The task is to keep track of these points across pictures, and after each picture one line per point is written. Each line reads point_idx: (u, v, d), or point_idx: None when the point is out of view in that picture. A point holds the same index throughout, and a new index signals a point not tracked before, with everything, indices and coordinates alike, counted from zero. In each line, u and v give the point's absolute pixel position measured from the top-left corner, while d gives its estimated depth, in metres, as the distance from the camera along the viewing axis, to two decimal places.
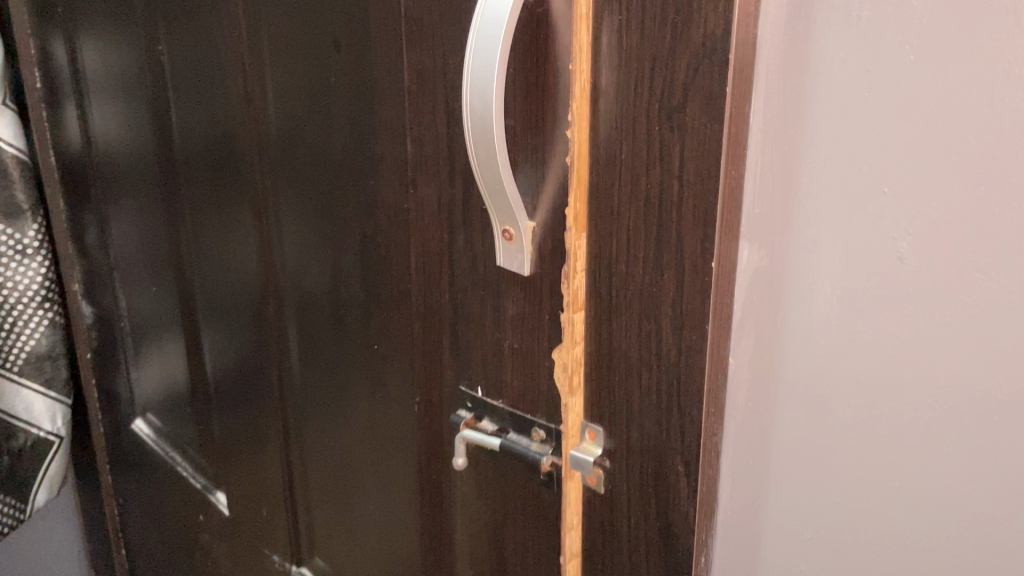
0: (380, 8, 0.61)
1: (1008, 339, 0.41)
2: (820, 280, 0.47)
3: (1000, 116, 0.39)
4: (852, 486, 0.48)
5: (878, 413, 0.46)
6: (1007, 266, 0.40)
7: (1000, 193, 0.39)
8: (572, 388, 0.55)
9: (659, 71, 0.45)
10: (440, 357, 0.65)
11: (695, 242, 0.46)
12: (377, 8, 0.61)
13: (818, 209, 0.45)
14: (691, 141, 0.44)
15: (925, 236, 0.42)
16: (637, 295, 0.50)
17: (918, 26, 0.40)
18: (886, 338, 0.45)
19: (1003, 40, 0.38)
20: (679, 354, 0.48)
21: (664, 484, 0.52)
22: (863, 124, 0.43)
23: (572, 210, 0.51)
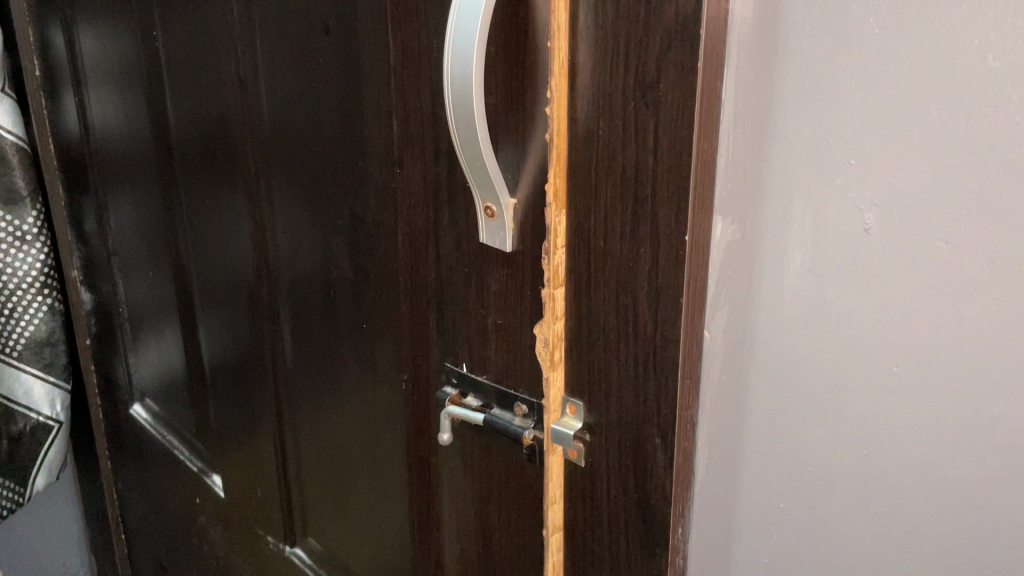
0: None
1: (970, 304, 0.42)
2: (791, 252, 0.48)
3: (963, 87, 0.40)
4: (823, 451, 0.50)
5: (848, 379, 0.48)
6: (969, 234, 0.41)
7: (963, 163, 0.41)
8: (555, 362, 0.56)
9: (633, 47, 0.45)
10: (427, 336, 0.67)
11: (670, 217, 0.46)
12: None
13: (789, 181, 0.47)
14: (665, 117, 0.45)
15: (890, 206, 0.43)
16: (614, 270, 0.51)
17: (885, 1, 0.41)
18: (854, 307, 0.46)
19: (965, 13, 0.39)
20: (655, 327, 0.49)
21: (642, 456, 0.53)
22: (832, 98, 0.44)
23: (552, 186, 0.52)
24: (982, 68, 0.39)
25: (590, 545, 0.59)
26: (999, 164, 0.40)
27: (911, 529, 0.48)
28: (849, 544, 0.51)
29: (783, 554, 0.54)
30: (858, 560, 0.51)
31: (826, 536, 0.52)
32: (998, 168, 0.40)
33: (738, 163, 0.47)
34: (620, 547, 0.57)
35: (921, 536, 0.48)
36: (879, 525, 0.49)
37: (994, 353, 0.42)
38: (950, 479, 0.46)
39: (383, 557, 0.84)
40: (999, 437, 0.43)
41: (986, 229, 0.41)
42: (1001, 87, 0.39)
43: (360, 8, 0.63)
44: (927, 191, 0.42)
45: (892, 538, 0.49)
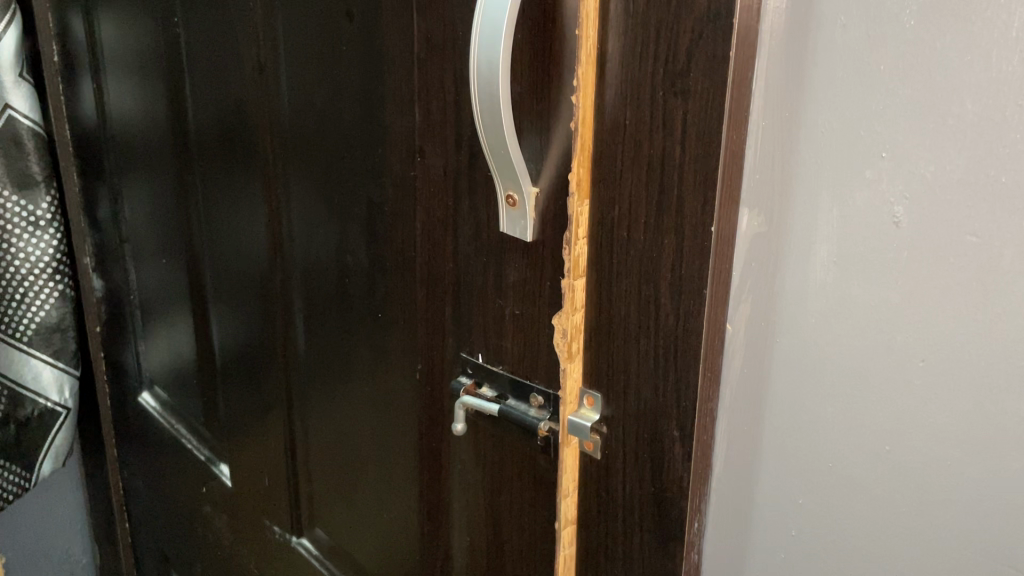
0: None
1: (1000, 300, 0.42)
2: (816, 246, 0.48)
3: (999, 80, 0.40)
4: (843, 448, 0.50)
5: (873, 374, 0.47)
6: (1002, 229, 0.41)
7: (994, 157, 0.40)
8: (571, 354, 0.56)
9: (664, 36, 0.45)
10: (442, 325, 0.66)
11: (696, 207, 0.46)
12: None
13: (818, 174, 0.47)
14: (694, 106, 0.45)
15: (920, 201, 0.43)
16: (637, 260, 0.50)
17: None
18: (880, 301, 0.46)
19: (1003, 3, 0.39)
20: (678, 319, 0.49)
21: (659, 450, 0.53)
22: (863, 91, 0.44)
23: (575, 175, 0.51)
24: (1018, 61, 0.39)
25: (603, 537, 0.58)
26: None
27: (931, 526, 0.48)
28: (867, 541, 0.50)
29: (799, 550, 0.54)
30: (876, 560, 0.50)
31: (844, 532, 0.51)
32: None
33: (765, 154, 0.47)
34: (634, 540, 0.56)
35: (941, 533, 0.47)
36: (899, 524, 0.49)
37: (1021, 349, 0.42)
38: (975, 477, 0.45)
39: (390, 548, 0.84)
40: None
41: (1016, 223, 0.41)
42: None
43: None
44: (957, 183, 0.42)
45: (911, 538, 0.48)
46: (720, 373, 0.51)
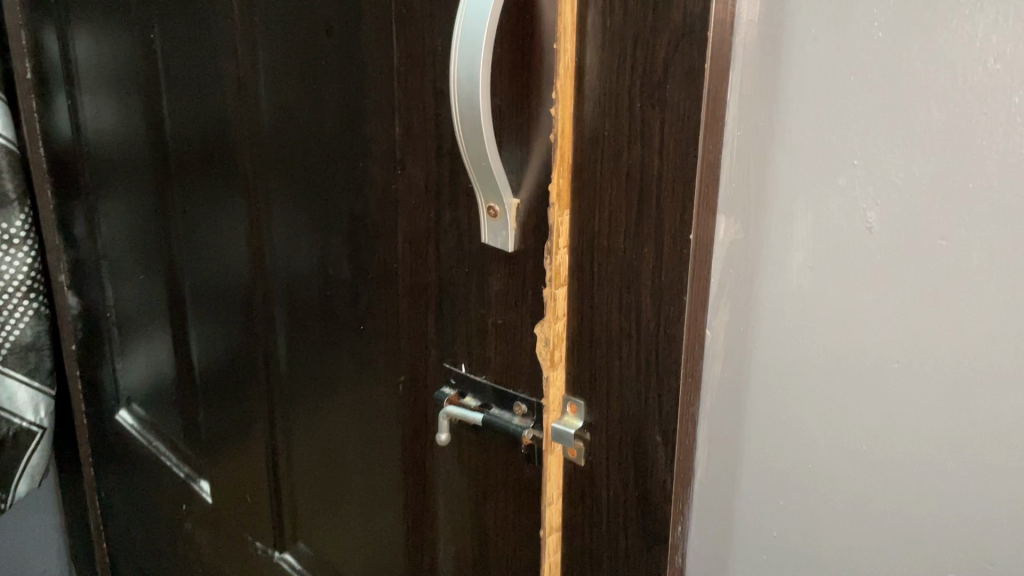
0: None
1: (970, 303, 0.43)
2: (793, 251, 0.49)
3: (964, 89, 0.41)
4: (822, 449, 0.51)
5: (848, 376, 0.48)
6: (971, 233, 0.42)
7: (961, 163, 0.42)
8: (554, 362, 0.57)
9: (641, 50, 0.46)
10: (425, 336, 0.67)
11: (675, 215, 0.47)
12: None
13: (793, 181, 0.48)
14: (671, 117, 0.46)
15: (891, 206, 0.44)
16: (618, 268, 0.51)
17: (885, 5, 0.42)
18: (855, 304, 0.47)
19: (965, 15, 0.40)
20: (658, 325, 0.50)
21: (643, 454, 0.53)
22: (834, 100, 0.45)
23: (555, 186, 0.52)
24: (983, 70, 0.40)
25: (588, 544, 0.59)
26: (1000, 166, 0.41)
27: (908, 524, 0.49)
28: (846, 541, 0.51)
29: (780, 551, 0.55)
30: (855, 559, 0.51)
31: (824, 532, 0.52)
32: (1000, 170, 0.41)
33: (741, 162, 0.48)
34: (618, 545, 0.57)
35: (917, 531, 0.48)
36: (877, 522, 0.50)
37: (991, 349, 0.43)
38: (951, 475, 0.46)
39: (375, 561, 0.84)
40: (994, 432, 0.44)
41: (983, 229, 0.42)
42: (1003, 88, 0.40)
43: (362, 11, 0.63)
44: (926, 191, 0.43)
45: (889, 536, 0.50)
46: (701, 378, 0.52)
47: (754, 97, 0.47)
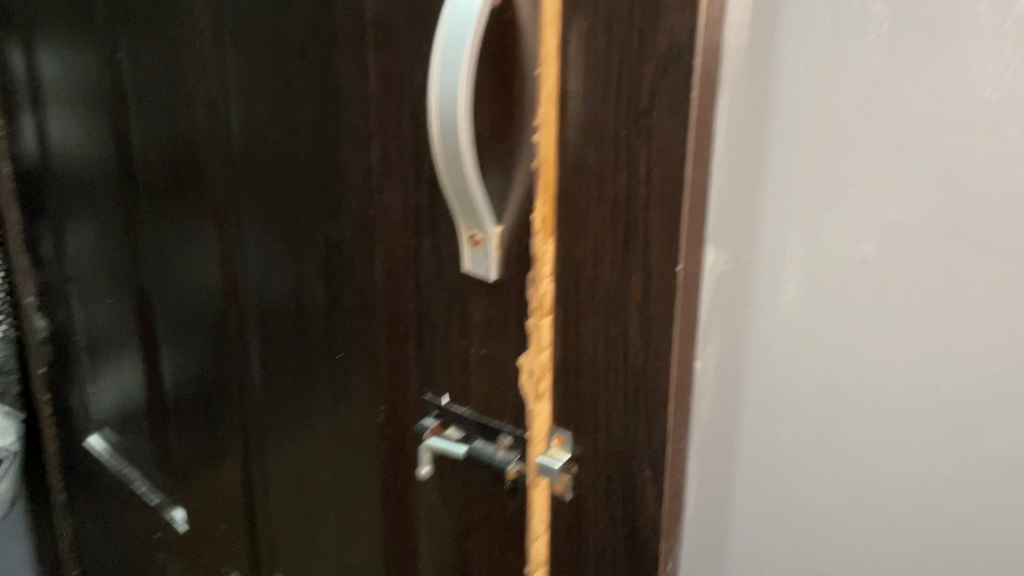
0: (346, 17, 0.60)
1: (968, 334, 0.43)
2: (784, 283, 0.47)
3: (960, 119, 0.40)
4: (817, 484, 0.50)
5: (842, 410, 0.47)
6: (969, 265, 0.42)
7: (959, 194, 0.41)
8: (539, 394, 0.55)
9: (625, 76, 0.45)
10: (405, 366, 0.65)
11: (663, 246, 0.46)
12: (344, 18, 0.60)
13: (783, 212, 0.46)
14: (658, 145, 0.44)
15: (886, 238, 0.43)
16: (605, 299, 0.50)
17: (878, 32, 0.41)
18: (850, 338, 0.46)
19: (960, 44, 0.39)
20: (646, 358, 0.48)
21: (631, 490, 0.52)
22: (825, 130, 0.44)
23: (538, 213, 0.51)
24: (980, 100, 0.40)
25: None
26: (998, 197, 0.40)
27: (907, 557, 0.48)
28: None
29: None
30: None
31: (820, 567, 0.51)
32: (998, 200, 0.40)
33: (730, 192, 0.47)
34: None
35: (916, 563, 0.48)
36: (875, 556, 0.49)
37: (990, 379, 0.43)
38: (954, 505, 0.46)
39: None
40: (991, 462, 0.44)
41: (982, 260, 0.41)
42: (1000, 119, 0.39)
43: (336, 32, 0.62)
44: (921, 221, 0.42)
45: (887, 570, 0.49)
46: (692, 415, 0.50)
47: (742, 126, 0.45)
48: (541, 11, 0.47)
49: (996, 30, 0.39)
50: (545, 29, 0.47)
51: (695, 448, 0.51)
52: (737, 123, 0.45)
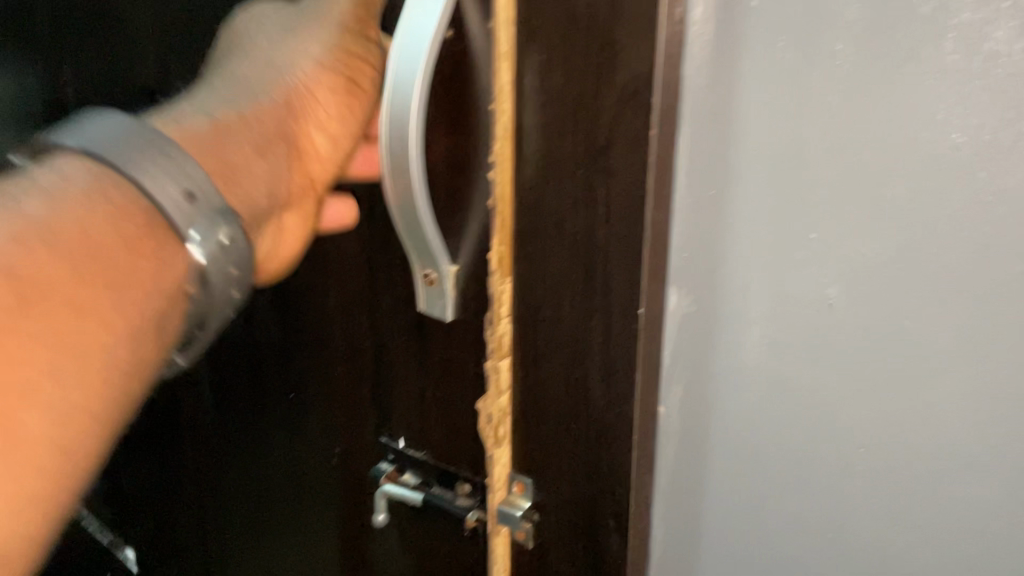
0: None
1: (939, 383, 0.41)
2: (749, 326, 0.46)
3: (933, 162, 0.38)
4: (785, 531, 0.48)
5: (811, 458, 0.46)
6: (937, 314, 0.40)
7: (930, 240, 0.39)
8: (499, 439, 0.53)
9: (582, 113, 0.42)
10: (361, 405, 0.62)
11: (624, 290, 0.44)
12: None
13: (748, 253, 0.45)
14: (617, 186, 0.42)
15: (853, 282, 0.42)
16: (563, 343, 0.47)
17: (849, 67, 0.39)
18: (819, 384, 0.45)
19: (936, 81, 0.37)
20: (608, 405, 0.46)
21: (594, 539, 0.50)
22: (791, 169, 0.42)
23: (495, 253, 0.49)
24: (947, 143, 0.38)
25: None
26: (958, 244, 0.39)
27: None
28: None
29: None
30: None
31: None
32: (959, 248, 0.39)
33: (694, 232, 0.45)
34: None
35: None
36: None
37: (960, 430, 0.41)
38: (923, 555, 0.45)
39: None
40: (960, 511, 0.43)
41: (952, 309, 0.40)
42: (969, 162, 0.37)
43: None
44: (881, 264, 0.41)
45: None
46: (656, 460, 0.48)
47: (704, 164, 0.43)
48: (495, 44, 0.45)
49: (964, 70, 0.36)
50: (499, 63, 0.45)
51: (658, 490, 0.50)
52: (699, 160, 0.43)
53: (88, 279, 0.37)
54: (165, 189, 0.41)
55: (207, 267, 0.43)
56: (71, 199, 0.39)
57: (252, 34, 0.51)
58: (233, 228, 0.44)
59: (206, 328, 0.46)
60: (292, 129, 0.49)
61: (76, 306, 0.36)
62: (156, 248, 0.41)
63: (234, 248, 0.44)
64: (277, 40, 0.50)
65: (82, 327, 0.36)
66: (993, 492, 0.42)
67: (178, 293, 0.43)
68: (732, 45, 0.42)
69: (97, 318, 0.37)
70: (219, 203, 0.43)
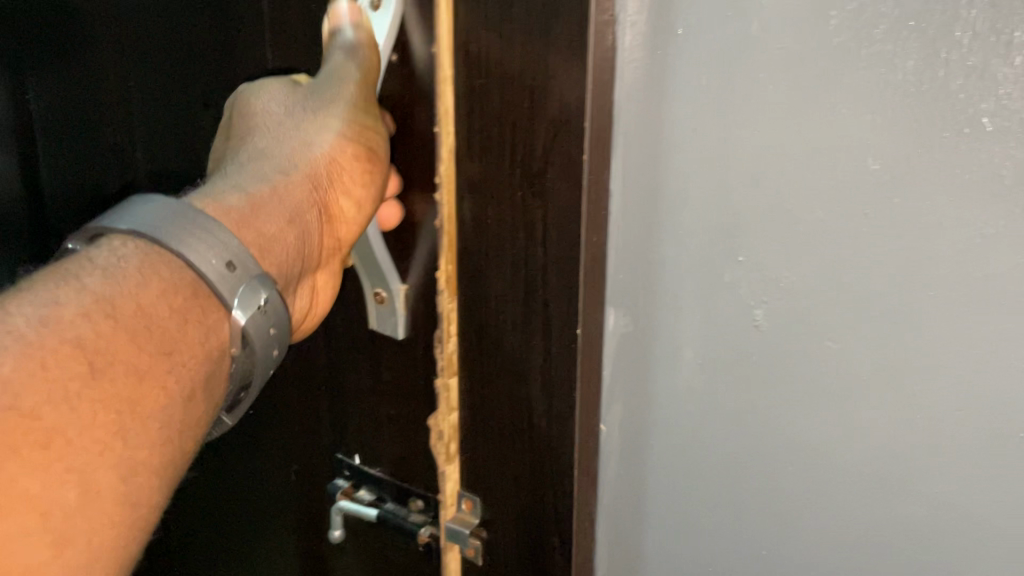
0: (244, 63, 0.57)
1: (865, 405, 0.42)
2: (682, 347, 0.46)
3: (858, 187, 0.39)
4: (719, 551, 0.49)
5: (745, 477, 0.46)
6: (859, 337, 0.41)
7: (856, 263, 0.40)
8: (449, 456, 0.54)
9: (519, 135, 0.43)
10: (318, 423, 0.63)
11: (562, 309, 0.45)
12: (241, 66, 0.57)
13: (679, 276, 0.45)
14: (553, 207, 0.43)
15: (779, 304, 0.42)
16: (507, 360, 0.48)
17: (771, 93, 0.39)
18: (751, 403, 0.45)
19: (857, 106, 0.38)
20: (550, 421, 0.47)
21: (540, 554, 0.51)
22: (720, 193, 0.42)
23: (443, 273, 0.49)
24: (864, 169, 0.38)
25: None
26: (878, 268, 0.39)
27: None
28: None
29: None
30: None
31: None
32: (879, 272, 0.39)
33: (629, 253, 0.46)
34: None
35: None
36: None
37: (888, 452, 0.42)
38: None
39: None
40: (888, 536, 0.43)
41: (876, 333, 0.40)
42: (889, 186, 0.38)
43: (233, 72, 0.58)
44: (806, 287, 0.42)
45: None
46: (595, 472, 0.50)
47: (636, 187, 0.45)
48: (438, 69, 0.45)
49: (879, 97, 0.37)
50: (442, 86, 0.46)
51: (600, 493, 0.52)
52: (630, 184, 0.45)
53: (143, 343, 0.35)
54: (205, 258, 0.39)
55: (252, 330, 0.40)
56: (125, 276, 0.36)
57: (261, 102, 0.49)
58: (275, 290, 0.41)
59: (250, 389, 0.43)
60: (324, 195, 0.47)
61: (138, 375, 0.34)
62: (202, 317, 0.39)
63: (275, 312, 0.41)
64: (298, 111, 0.48)
65: (140, 393, 0.34)
66: (917, 515, 0.42)
67: (222, 358, 0.40)
68: (661, 73, 0.42)
69: (157, 385, 0.35)
70: (260, 270, 0.41)
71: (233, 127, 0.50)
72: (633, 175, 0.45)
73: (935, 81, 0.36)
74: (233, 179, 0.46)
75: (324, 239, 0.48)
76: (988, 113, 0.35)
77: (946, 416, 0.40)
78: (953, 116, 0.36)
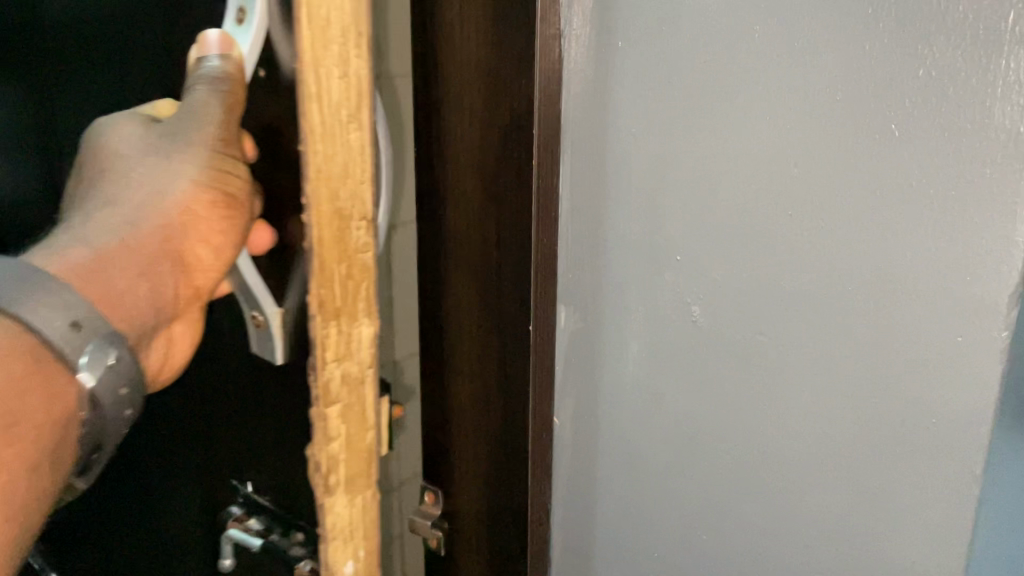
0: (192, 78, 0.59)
1: (787, 371, 0.48)
2: (631, 321, 0.55)
3: (779, 189, 0.46)
4: (675, 497, 0.57)
5: (662, 436, 0.56)
6: (778, 326, 0.48)
7: (766, 257, 0.47)
8: (330, 487, 0.47)
9: (505, 139, 0.52)
10: (270, 413, 0.67)
11: (521, 293, 0.55)
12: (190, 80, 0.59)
13: (626, 261, 0.55)
14: (517, 197, 0.53)
15: (710, 292, 0.51)
16: (495, 313, 0.57)
17: (722, 99, 0.47)
18: (682, 375, 0.54)
19: (769, 104, 0.45)
20: (526, 374, 0.56)
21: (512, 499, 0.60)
22: (667, 189, 0.51)
23: (316, 298, 0.43)
24: (790, 165, 0.45)
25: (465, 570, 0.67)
26: (803, 246, 0.45)
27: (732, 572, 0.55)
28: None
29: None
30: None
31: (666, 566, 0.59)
32: (804, 252, 0.46)
33: (579, 242, 0.57)
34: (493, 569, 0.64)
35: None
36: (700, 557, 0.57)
37: (796, 423, 0.49)
38: (779, 546, 0.52)
39: None
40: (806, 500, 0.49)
41: (768, 312, 0.48)
42: (814, 169, 0.44)
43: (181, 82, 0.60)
44: (731, 250, 0.49)
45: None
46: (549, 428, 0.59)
47: (590, 181, 0.55)
48: (301, 84, 0.39)
49: (809, 91, 0.43)
50: (304, 104, 0.39)
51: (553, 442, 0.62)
52: (590, 175, 0.55)
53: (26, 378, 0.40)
54: (49, 320, 0.41)
55: (99, 390, 0.44)
56: None
57: (111, 136, 0.56)
58: (120, 351, 0.45)
59: (103, 450, 0.47)
60: (176, 244, 0.52)
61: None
62: (48, 383, 0.42)
63: (126, 372, 0.46)
64: (161, 156, 0.52)
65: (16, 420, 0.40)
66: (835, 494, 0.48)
67: (71, 422, 0.43)
68: (608, 83, 0.52)
69: (8, 440, 0.39)
70: (105, 332, 0.44)
71: (88, 161, 0.56)
72: (584, 174, 0.55)
73: (881, 86, 0.41)
74: (76, 232, 0.49)
75: (180, 287, 0.53)
76: (895, 120, 0.41)
77: (869, 378, 0.45)
78: (865, 124, 0.42)
